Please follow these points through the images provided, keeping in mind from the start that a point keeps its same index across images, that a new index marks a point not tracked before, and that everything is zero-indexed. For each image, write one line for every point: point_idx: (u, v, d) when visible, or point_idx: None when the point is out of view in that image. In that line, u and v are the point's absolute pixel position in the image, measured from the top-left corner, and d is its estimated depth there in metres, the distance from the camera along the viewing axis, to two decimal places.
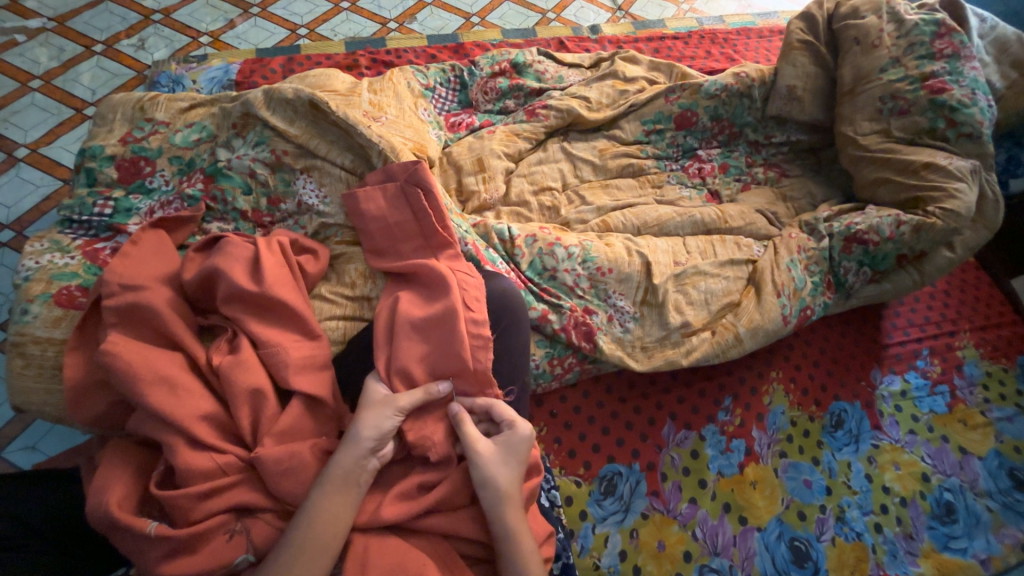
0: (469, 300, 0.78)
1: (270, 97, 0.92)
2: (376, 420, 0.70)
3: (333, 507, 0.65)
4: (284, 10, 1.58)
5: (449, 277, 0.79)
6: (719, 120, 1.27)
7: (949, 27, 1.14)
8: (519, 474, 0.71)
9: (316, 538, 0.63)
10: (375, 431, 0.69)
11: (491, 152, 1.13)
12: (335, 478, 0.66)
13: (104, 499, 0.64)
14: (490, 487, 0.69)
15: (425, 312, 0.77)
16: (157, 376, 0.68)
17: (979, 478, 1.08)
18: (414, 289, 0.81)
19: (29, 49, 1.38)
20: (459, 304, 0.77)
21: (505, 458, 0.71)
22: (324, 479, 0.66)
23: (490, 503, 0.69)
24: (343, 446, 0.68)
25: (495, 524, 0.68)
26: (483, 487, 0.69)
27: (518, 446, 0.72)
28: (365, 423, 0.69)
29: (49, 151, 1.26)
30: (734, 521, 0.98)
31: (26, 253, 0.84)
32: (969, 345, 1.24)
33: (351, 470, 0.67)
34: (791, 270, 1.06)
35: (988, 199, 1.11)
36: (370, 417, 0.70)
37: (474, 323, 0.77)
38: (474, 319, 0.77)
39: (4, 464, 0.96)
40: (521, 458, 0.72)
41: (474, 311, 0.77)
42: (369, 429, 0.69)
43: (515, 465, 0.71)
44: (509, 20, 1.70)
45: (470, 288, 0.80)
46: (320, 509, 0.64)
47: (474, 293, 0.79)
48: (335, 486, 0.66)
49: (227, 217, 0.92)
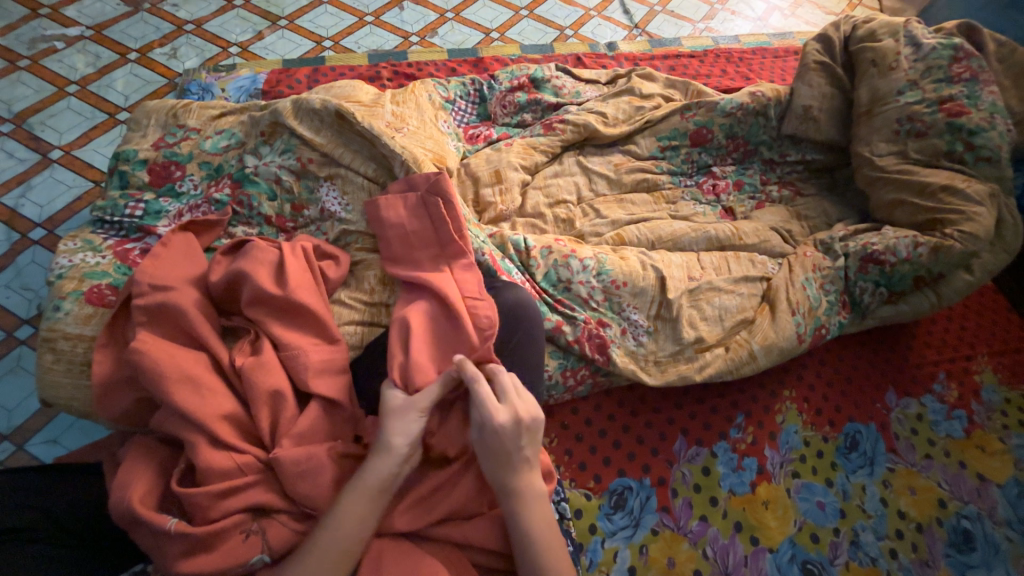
0: (480, 322, 0.79)
1: (299, 107, 0.95)
2: (403, 423, 0.70)
3: (362, 513, 0.66)
4: (311, 23, 1.63)
5: (459, 300, 0.80)
6: (734, 138, 1.28)
7: (967, 52, 1.15)
8: (508, 466, 0.69)
9: (343, 535, 0.64)
10: (403, 437, 0.69)
11: (508, 165, 1.14)
12: (367, 485, 0.67)
13: (127, 494, 0.66)
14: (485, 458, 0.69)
15: (444, 332, 0.80)
16: (183, 375, 0.70)
17: (998, 506, 1.06)
18: (422, 305, 0.81)
19: (67, 56, 1.44)
20: (468, 328, 0.78)
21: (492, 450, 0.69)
22: (356, 487, 0.67)
23: (489, 472, 0.69)
24: (374, 452, 0.69)
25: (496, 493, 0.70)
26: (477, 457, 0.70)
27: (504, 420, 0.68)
28: (393, 430, 0.69)
29: (82, 153, 1.31)
30: (746, 540, 0.96)
31: (61, 252, 0.88)
32: (987, 370, 1.23)
33: (384, 479, 0.68)
34: (806, 288, 1.06)
35: (1007, 223, 1.10)
36: (394, 424, 0.70)
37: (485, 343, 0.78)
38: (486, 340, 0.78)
39: (26, 456, 0.98)
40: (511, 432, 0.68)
41: (486, 330, 0.79)
42: (399, 435, 0.69)
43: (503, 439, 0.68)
44: (528, 36, 1.73)
45: (478, 310, 0.80)
46: (351, 515, 0.65)
47: (487, 314, 0.79)
48: (366, 493, 0.66)
49: (252, 221, 0.95)
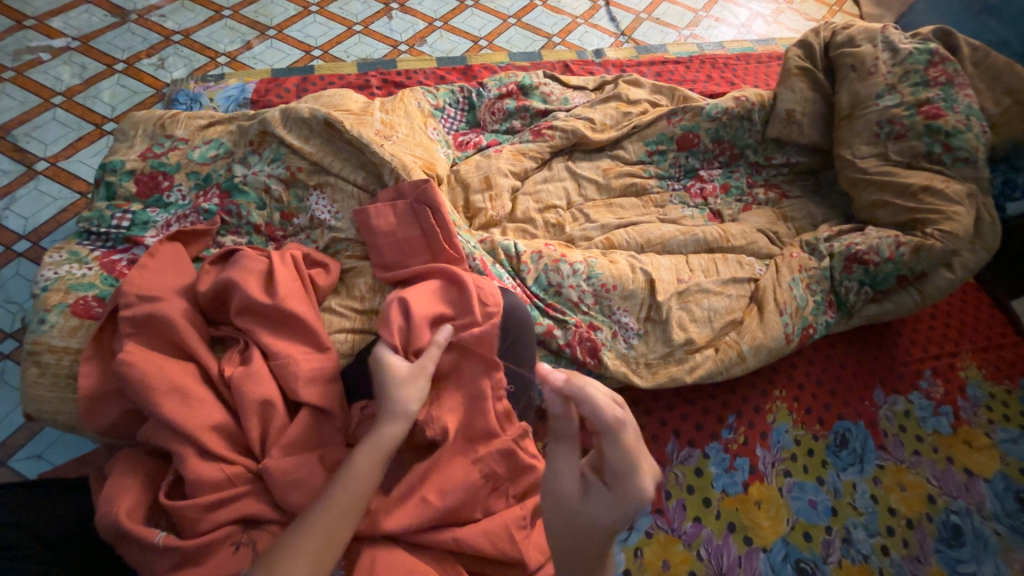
0: (486, 297, 0.82)
1: (287, 116, 0.95)
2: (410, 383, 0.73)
3: (367, 474, 0.67)
4: (299, 32, 1.64)
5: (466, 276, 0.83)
6: (720, 142, 1.30)
7: (942, 56, 1.19)
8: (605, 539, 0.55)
9: (344, 500, 0.64)
10: (412, 400, 0.72)
11: (498, 171, 1.15)
12: (377, 446, 0.69)
13: (114, 509, 0.65)
14: (571, 531, 0.55)
15: (447, 309, 0.81)
16: (171, 386, 0.70)
17: (985, 500, 1.07)
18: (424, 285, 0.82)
19: (53, 67, 1.43)
20: (474, 300, 0.80)
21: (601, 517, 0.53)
22: (366, 447, 0.68)
23: (570, 538, 0.55)
24: (383, 417, 0.70)
25: (561, 563, 0.58)
26: (565, 517, 0.55)
27: (621, 502, 0.52)
28: (405, 394, 0.71)
29: (68, 164, 1.30)
30: (739, 541, 0.97)
31: (46, 264, 0.87)
32: (972, 366, 1.25)
33: (392, 441, 0.70)
34: (792, 288, 1.08)
35: (985, 222, 1.13)
36: (405, 391, 0.71)
37: (489, 317, 0.80)
38: (490, 314, 0.81)
39: (10, 473, 0.96)
40: (619, 505, 0.53)
41: (489, 304, 0.81)
42: (410, 398, 0.71)
43: (608, 513, 0.53)
44: (516, 43, 1.75)
45: (484, 287, 0.83)
46: (358, 472, 0.67)
47: (491, 291, 0.83)
48: (375, 453, 0.68)
49: (241, 230, 0.95)
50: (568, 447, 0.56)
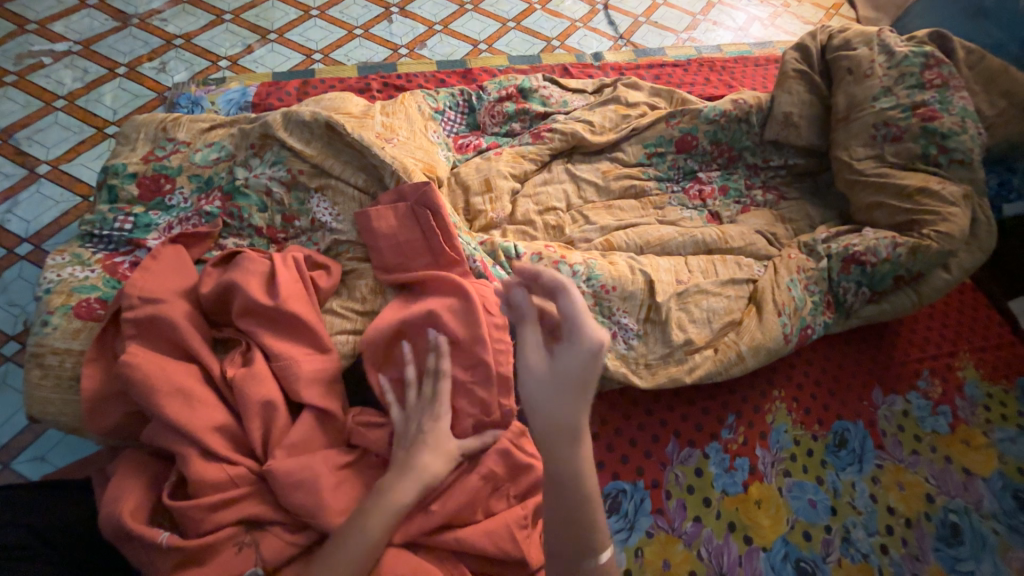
0: (489, 306, 0.83)
1: (289, 119, 0.96)
2: (432, 419, 0.74)
3: (371, 529, 0.64)
4: (300, 36, 1.65)
5: (467, 284, 0.84)
6: (718, 144, 1.31)
7: (938, 59, 1.20)
8: (581, 403, 0.60)
9: (357, 551, 0.63)
10: (419, 475, 0.69)
11: (498, 173, 1.16)
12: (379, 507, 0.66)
13: (117, 509, 0.65)
14: (546, 411, 0.60)
15: (452, 320, 0.80)
16: (173, 388, 0.70)
17: (984, 499, 1.08)
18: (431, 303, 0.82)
19: (55, 71, 1.44)
20: (481, 309, 0.81)
21: (568, 376, 0.59)
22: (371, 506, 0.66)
23: (548, 416, 0.60)
24: (390, 487, 0.68)
25: (542, 436, 0.61)
26: (537, 391, 0.60)
27: (578, 355, 0.59)
28: (409, 472, 0.69)
29: (70, 167, 1.30)
30: (739, 540, 0.97)
31: (49, 267, 0.87)
32: (969, 366, 1.25)
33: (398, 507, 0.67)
34: (790, 289, 1.09)
35: (981, 223, 1.14)
36: (412, 471, 0.69)
37: (497, 327, 0.81)
38: (496, 324, 0.82)
39: (11, 475, 0.96)
40: (582, 377, 0.59)
41: (495, 317, 0.82)
42: (414, 473, 0.69)
43: (573, 392, 0.59)
44: (515, 47, 1.76)
45: (485, 293, 0.84)
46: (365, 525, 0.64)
47: (493, 298, 0.84)
48: (382, 511, 0.66)
49: (242, 233, 0.95)
50: (528, 327, 0.63)
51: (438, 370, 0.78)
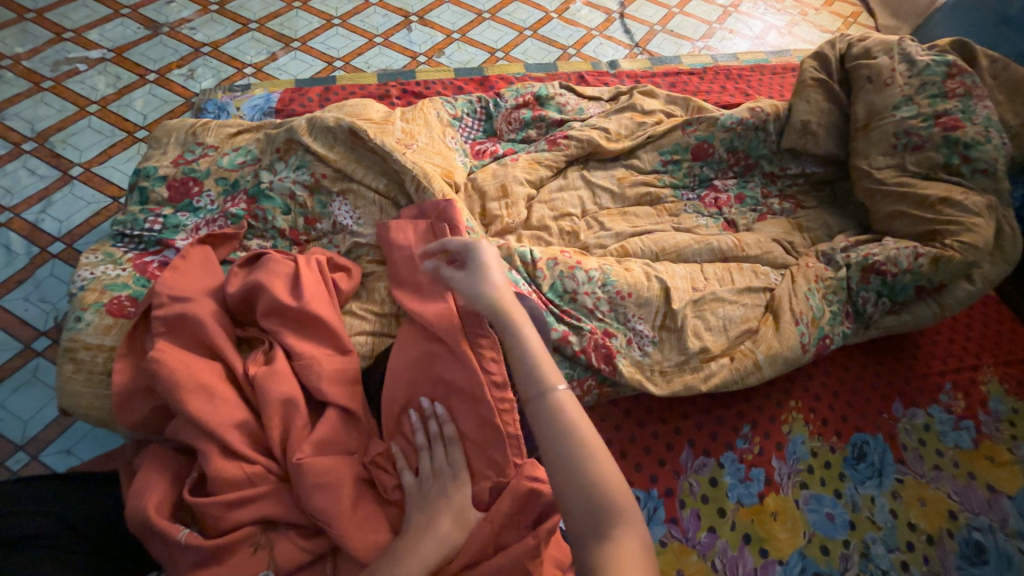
0: (488, 364, 0.79)
1: (313, 125, 0.99)
2: (454, 481, 0.74)
3: None
4: (322, 44, 1.69)
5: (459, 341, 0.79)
6: (735, 152, 1.31)
7: (960, 68, 1.19)
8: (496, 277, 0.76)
9: None
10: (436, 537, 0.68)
11: (514, 179, 1.17)
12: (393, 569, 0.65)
13: (141, 504, 0.67)
14: (476, 292, 0.74)
15: (456, 376, 0.79)
16: (197, 385, 0.72)
17: (1009, 517, 1.05)
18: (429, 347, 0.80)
19: (89, 77, 1.50)
20: (478, 371, 0.78)
21: (481, 265, 0.77)
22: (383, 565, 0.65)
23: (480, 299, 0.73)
24: (406, 550, 0.67)
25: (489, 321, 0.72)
26: (463, 285, 0.75)
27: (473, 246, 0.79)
28: (427, 532, 0.68)
29: (101, 170, 1.35)
30: (755, 552, 0.96)
31: (83, 265, 0.91)
32: (993, 380, 1.23)
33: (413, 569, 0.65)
34: (808, 299, 1.08)
35: (1005, 234, 1.12)
36: (431, 534, 0.68)
37: (497, 387, 0.78)
38: (496, 383, 0.78)
39: (40, 466, 0.99)
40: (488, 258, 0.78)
41: (494, 374, 0.78)
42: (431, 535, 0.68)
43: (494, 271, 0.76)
44: (532, 55, 1.79)
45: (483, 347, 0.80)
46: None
47: (491, 354, 0.79)
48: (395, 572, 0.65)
49: (266, 234, 0.98)
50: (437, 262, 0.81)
51: (448, 437, 0.77)
